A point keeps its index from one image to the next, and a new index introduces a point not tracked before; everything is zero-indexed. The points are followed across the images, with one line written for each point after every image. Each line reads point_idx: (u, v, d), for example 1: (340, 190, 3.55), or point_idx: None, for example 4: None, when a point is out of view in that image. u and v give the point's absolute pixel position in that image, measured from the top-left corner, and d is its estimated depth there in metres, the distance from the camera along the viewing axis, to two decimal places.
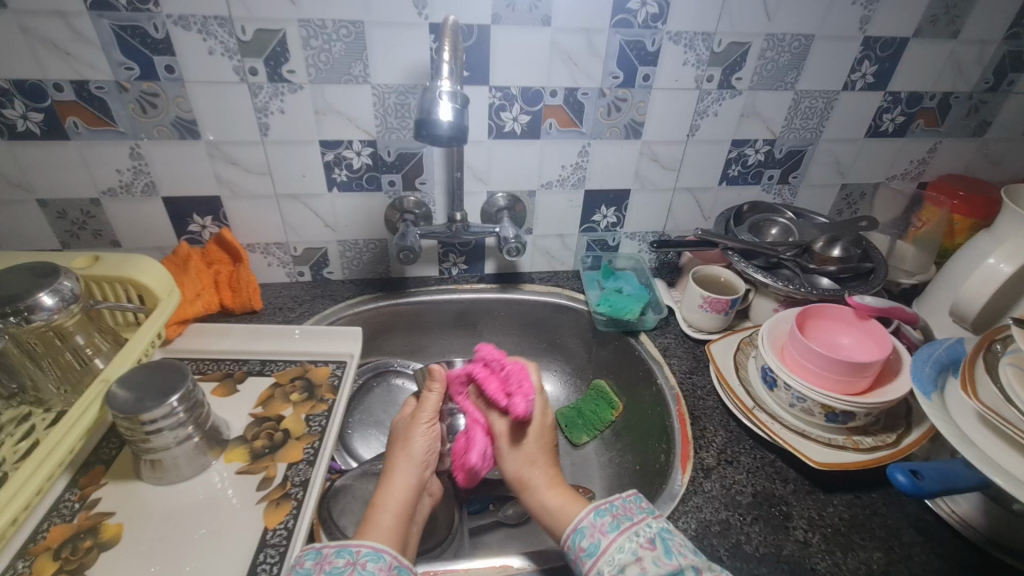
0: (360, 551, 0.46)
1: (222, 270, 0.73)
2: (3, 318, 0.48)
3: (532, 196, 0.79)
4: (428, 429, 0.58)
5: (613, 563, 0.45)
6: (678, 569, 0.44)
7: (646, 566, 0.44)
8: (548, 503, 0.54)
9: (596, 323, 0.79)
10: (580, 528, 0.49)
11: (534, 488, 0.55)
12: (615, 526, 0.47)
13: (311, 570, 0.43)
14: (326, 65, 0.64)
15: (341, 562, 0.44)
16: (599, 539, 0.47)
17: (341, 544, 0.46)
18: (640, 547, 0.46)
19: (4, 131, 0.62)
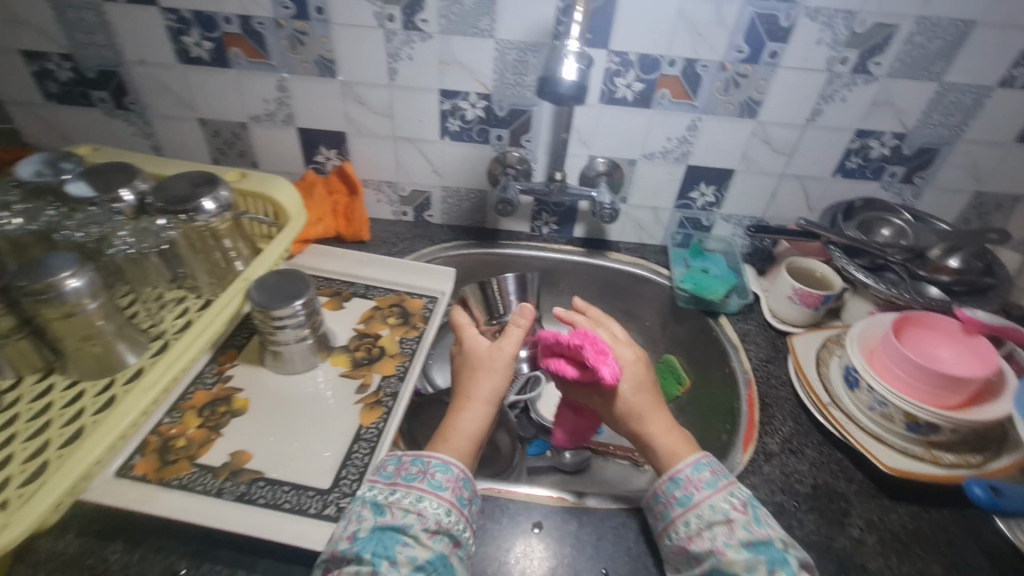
0: (431, 462, 0.50)
1: (340, 200, 0.82)
2: (176, 215, 0.58)
3: (633, 164, 0.79)
4: (505, 356, 0.58)
5: (704, 518, 0.47)
6: (766, 539, 0.46)
7: (735, 529, 0.46)
8: (660, 436, 0.54)
9: (677, 299, 0.80)
10: (675, 479, 0.50)
11: (651, 423, 0.54)
12: (712, 485, 0.49)
13: (392, 474, 0.50)
14: (456, 16, 0.67)
15: (414, 470, 0.49)
16: (693, 492, 0.49)
17: (418, 454, 0.51)
18: (733, 509, 0.48)
19: (181, 55, 0.72)
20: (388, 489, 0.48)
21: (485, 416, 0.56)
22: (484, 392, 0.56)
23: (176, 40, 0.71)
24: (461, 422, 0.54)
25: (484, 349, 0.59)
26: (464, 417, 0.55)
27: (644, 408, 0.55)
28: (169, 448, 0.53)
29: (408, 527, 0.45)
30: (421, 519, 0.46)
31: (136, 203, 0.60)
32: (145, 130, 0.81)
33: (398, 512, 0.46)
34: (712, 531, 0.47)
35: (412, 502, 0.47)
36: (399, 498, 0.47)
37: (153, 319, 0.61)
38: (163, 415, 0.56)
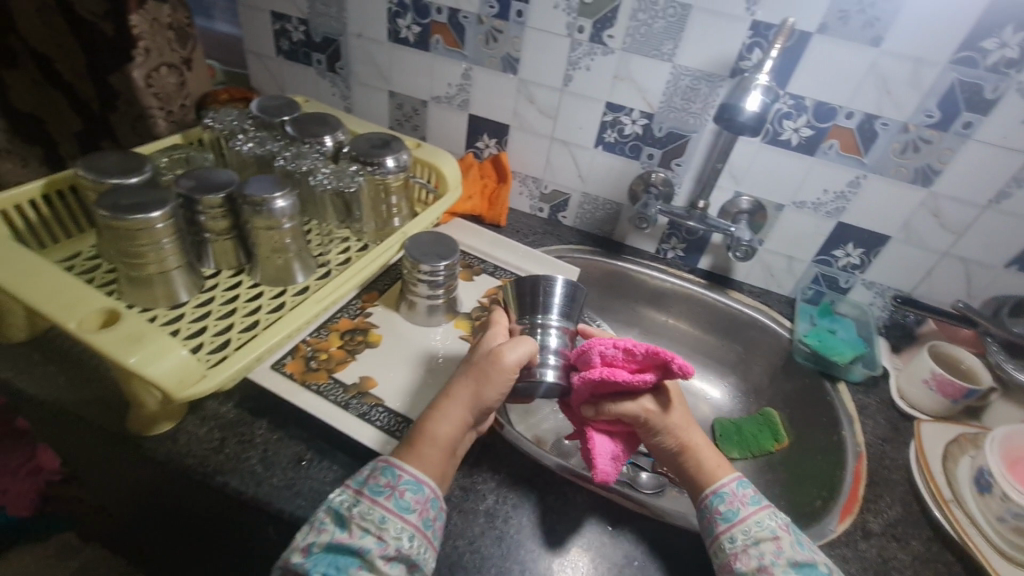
0: (402, 477, 0.45)
1: (488, 184, 0.89)
2: (365, 167, 0.68)
3: (779, 209, 0.78)
4: (508, 367, 0.50)
5: (750, 535, 0.47)
6: (813, 561, 0.45)
7: (783, 547, 0.46)
8: (702, 450, 0.53)
9: (795, 353, 0.77)
10: (718, 492, 0.50)
11: (692, 436, 0.53)
12: (756, 502, 0.49)
13: (363, 480, 0.46)
14: (642, 37, 0.71)
15: (382, 482, 0.45)
16: (739, 507, 0.49)
17: (390, 462, 0.46)
18: (780, 528, 0.47)
19: (392, 35, 0.84)
20: (353, 497, 0.44)
21: (461, 421, 0.50)
22: (464, 395, 0.50)
23: (393, 21, 0.82)
24: (434, 426, 0.49)
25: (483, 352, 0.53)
26: (441, 423, 0.49)
27: (682, 419, 0.53)
28: (314, 358, 0.62)
29: (365, 549, 0.41)
30: (381, 543, 0.42)
31: (334, 150, 0.71)
32: (343, 93, 0.94)
33: (357, 530, 0.42)
34: (759, 549, 0.46)
35: (374, 520, 0.43)
36: (360, 513, 0.43)
37: (323, 249, 0.71)
38: (313, 330, 0.65)
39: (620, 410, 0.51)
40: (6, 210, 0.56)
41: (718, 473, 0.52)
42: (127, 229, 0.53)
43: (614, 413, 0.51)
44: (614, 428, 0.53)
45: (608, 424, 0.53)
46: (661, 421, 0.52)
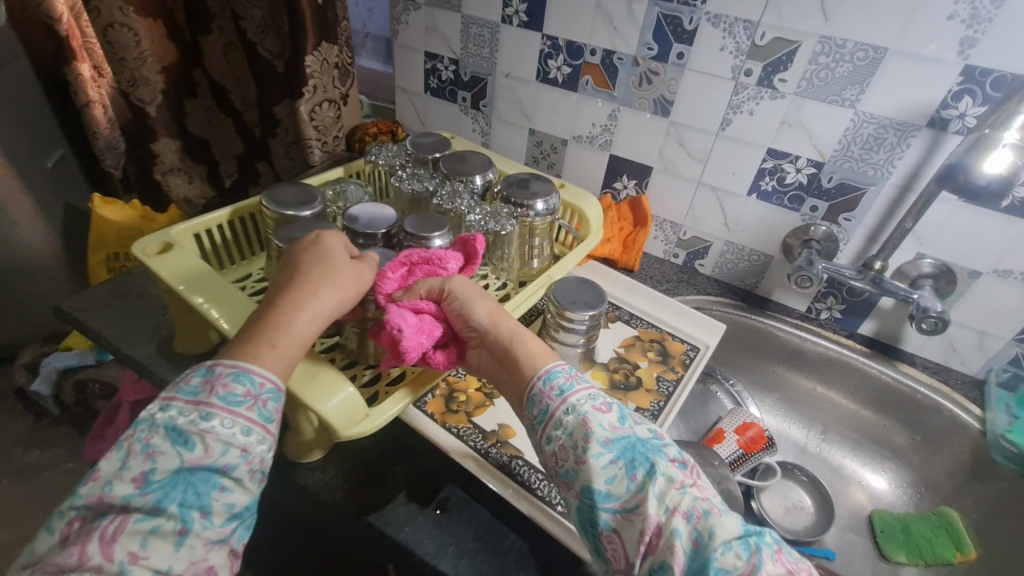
0: (265, 384, 0.40)
1: (625, 228, 0.86)
2: (515, 208, 0.67)
3: (974, 277, 0.67)
4: (363, 270, 0.51)
5: (562, 427, 0.43)
6: (627, 433, 0.42)
7: (594, 428, 0.42)
8: (520, 336, 0.50)
9: (993, 449, 0.66)
10: (531, 397, 0.46)
11: (503, 319, 0.52)
12: (564, 390, 0.45)
13: (200, 390, 0.39)
14: (820, 81, 0.65)
15: (239, 391, 0.39)
16: (548, 403, 0.45)
17: (241, 367, 0.40)
18: (591, 407, 0.43)
19: (541, 75, 0.84)
20: (192, 409, 0.38)
21: (324, 321, 0.46)
22: (330, 295, 0.47)
23: (543, 62, 0.83)
24: (293, 321, 0.44)
25: (334, 253, 0.50)
26: (300, 317, 0.45)
27: (486, 301, 0.53)
28: (454, 399, 0.60)
29: (230, 468, 0.37)
30: (247, 456, 0.38)
31: (482, 188, 0.71)
32: (482, 128, 0.95)
33: (214, 446, 0.37)
34: (573, 440, 0.42)
35: (234, 434, 0.38)
36: (217, 427, 0.37)
37: None
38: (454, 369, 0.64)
39: (426, 283, 0.53)
40: (198, 233, 0.62)
41: (541, 362, 0.48)
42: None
43: (423, 289, 0.53)
44: (422, 305, 0.52)
45: (413, 301, 0.52)
46: (467, 291, 0.53)
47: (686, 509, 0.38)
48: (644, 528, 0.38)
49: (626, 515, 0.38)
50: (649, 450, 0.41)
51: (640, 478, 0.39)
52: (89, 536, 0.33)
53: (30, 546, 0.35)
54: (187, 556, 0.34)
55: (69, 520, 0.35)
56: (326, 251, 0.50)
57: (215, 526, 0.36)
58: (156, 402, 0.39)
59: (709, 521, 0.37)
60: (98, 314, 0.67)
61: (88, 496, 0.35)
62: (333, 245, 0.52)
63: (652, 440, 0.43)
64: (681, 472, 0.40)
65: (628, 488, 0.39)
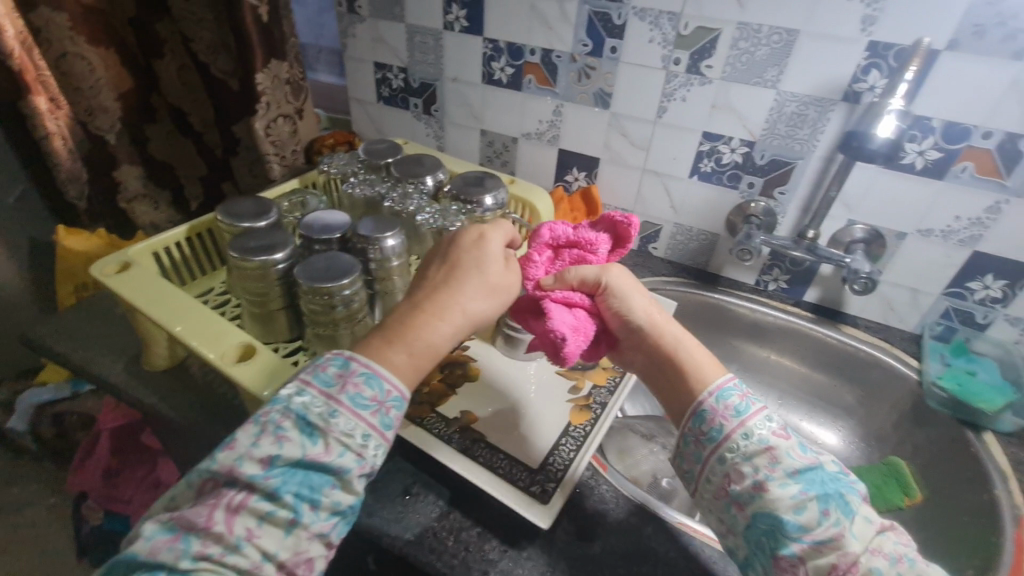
0: (390, 393, 0.42)
1: (578, 218, 0.89)
2: (466, 205, 0.70)
3: (901, 238, 0.72)
4: (512, 272, 0.50)
5: (741, 451, 0.43)
6: (815, 465, 0.42)
7: (779, 459, 0.42)
8: (683, 344, 0.50)
9: (927, 397, 0.70)
10: (699, 411, 0.46)
11: (665, 324, 0.51)
12: (743, 412, 0.44)
13: (336, 384, 0.41)
14: (743, 65, 0.69)
15: (366, 395, 0.41)
16: (723, 423, 0.45)
17: (374, 370, 0.42)
18: (773, 434, 0.43)
19: (486, 77, 0.87)
20: (324, 402, 0.40)
21: (460, 334, 0.47)
22: (472, 312, 0.47)
23: (487, 65, 0.86)
24: (432, 335, 0.45)
25: (486, 256, 0.49)
26: (441, 327, 0.45)
27: (648, 303, 0.52)
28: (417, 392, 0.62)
29: (343, 470, 0.39)
30: (360, 460, 0.39)
31: (433, 189, 0.74)
32: (437, 133, 0.98)
33: (334, 445, 0.39)
34: (752, 465, 0.42)
35: (354, 437, 0.39)
36: (339, 427, 0.39)
37: None
38: None
39: (580, 272, 0.51)
40: (157, 251, 0.63)
41: (708, 374, 0.48)
42: (312, 292, 0.56)
43: (575, 278, 0.52)
44: (574, 298, 0.51)
45: (567, 294, 0.51)
46: (628, 289, 0.51)
47: (887, 551, 0.39)
48: (840, 563, 0.38)
49: (819, 548, 0.39)
50: (839, 486, 0.42)
51: (835, 516, 0.39)
52: (218, 502, 0.37)
53: (172, 491, 0.39)
54: (292, 543, 0.37)
55: (203, 479, 0.38)
56: (479, 255, 0.49)
57: (320, 520, 0.38)
58: (294, 384, 0.41)
59: (911, 566, 0.39)
60: (65, 339, 0.68)
61: (221, 463, 0.38)
62: (489, 246, 0.50)
63: (839, 473, 0.43)
64: (873, 511, 0.41)
65: (821, 522, 0.40)
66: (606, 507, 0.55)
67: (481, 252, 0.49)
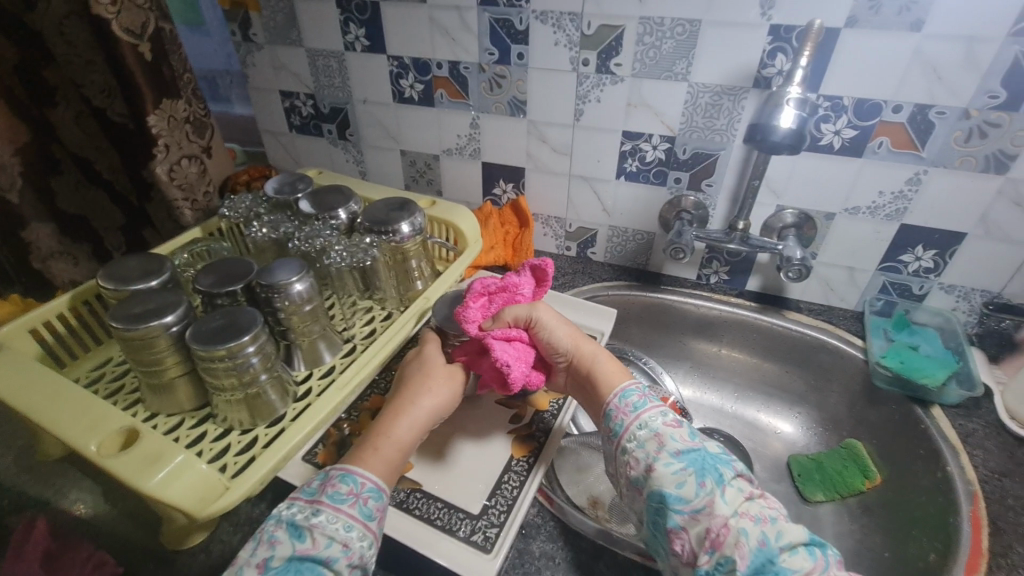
0: (365, 483, 0.44)
1: (511, 231, 0.85)
2: (381, 235, 0.66)
3: (830, 218, 0.71)
4: (456, 369, 0.55)
5: (637, 440, 0.47)
6: (698, 446, 0.45)
7: (665, 442, 0.45)
8: (600, 359, 0.54)
9: (873, 378, 0.68)
10: (609, 411, 0.50)
11: (584, 343, 0.55)
12: (639, 407, 0.49)
13: (316, 490, 0.44)
14: (651, 60, 0.67)
15: (343, 491, 0.43)
16: (622, 418, 0.49)
17: (349, 469, 0.45)
18: (664, 424, 0.47)
19: (397, 95, 0.83)
20: (308, 506, 0.43)
21: (423, 427, 0.51)
22: (422, 411, 0.51)
23: (395, 82, 0.82)
24: (397, 432, 0.49)
25: (428, 363, 0.55)
26: (402, 425, 0.50)
27: (568, 327, 0.56)
28: (347, 445, 0.58)
29: (332, 560, 0.40)
30: (347, 551, 0.41)
31: (348, 221, 0.70)
32: (357, 157, 0.94)
33: (321, 539, 0.41)
34: (645, 451, 0.46)
35: (337, 529, 0.41)
36: (324, 522, 0.41)
37: (347, 322, 0.68)
38: (344, 413, 0.61)
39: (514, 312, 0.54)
40: (34, 328, 0.57)
41: (614, 380, 0.52)
42: (208, 356, 0.51)
43: (511, 317, 0.54)
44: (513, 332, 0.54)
45: (504, 330, 0.53)
46: (552, 319, 0.55)
47: (753, 513, 0.41)
48: (711, 526, 0.41)
49: (696, 516, 0.42)
50: (718, 463, 0.44)
51: (709, 487, 0.42)
52: None
53: None
54: None
55: None
56: (427, 363, 0.55)
57: None
58: (283, 500, 0.44)
59: (774, 525, 0.41)
60: None
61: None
62: (432, 354, 0.56)
63: (721, 454, 0.46)
64: (746, 484, 0.43)
65: (698, 493, 0.42)
66: (553, 548, 0.52)
67: (424, 360, 0.56)
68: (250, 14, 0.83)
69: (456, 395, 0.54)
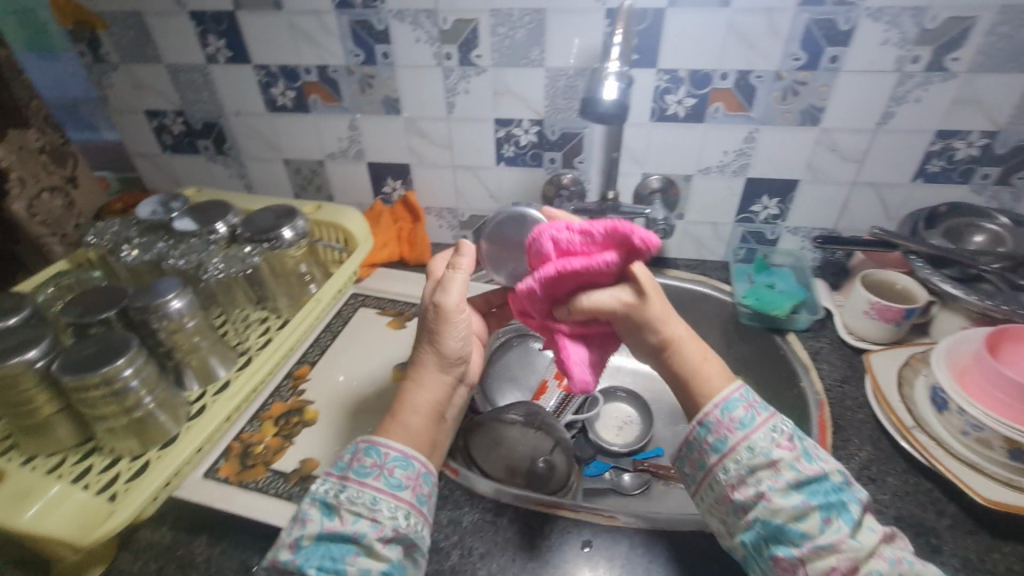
0: (388, 454, 0.44)
1: (404, 227, 0.87)
2: (262, 244, 0.66)
3: (688, 180, 0.78)
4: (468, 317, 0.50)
5: (743, 465, 0.41)
6: (819, 474, 0.40)
7: (783, 470, 0.40)
8: (690, 351, 0.45)
9: (739, 316, 0.76)
10: (704, 422, 0.43)
11: (670, 329, 0.44)
12: (748, 424, 0.42)
13: (347, 465, 0.45)
14: (508, 50, 0.71)
15: (368, 464, 0.44)
16: (726, 436, 0.42)
17: (372, 441, 0.45)
18: (777, 447, 0.41)
19: (270, 104, 0.82)
20: (337, 484, 0.43)
21: (440, 384, 0.49)
22: (434, 368, 0.49)
23: (266, 91, 0.81)
24: (413, 398, 0.48)
25: (434, 316, 0.48)
26: (416, 390, 0.49)
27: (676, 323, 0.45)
28: (248, 455, 0.58)
29: (360, 535, 0.41)
30: (376, 525, 0.41)
31: (228, 234, 0.69)
32: (238, 172, 0.92)
33: (348, 516, 0.42)
34: (756, 478, 0.40)
35: (364, 504, 0.42)
36: (348, 498, 0.42)
37: (240, 337, 0.68)
38: (244, 425, 0.61)
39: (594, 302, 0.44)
40: None
41: (715, 384, 0.44)
42: (80, 385, 0.50)
43: (589, 309, 0.44)
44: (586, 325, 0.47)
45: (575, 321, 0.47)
46: (630, 310, 0.43)
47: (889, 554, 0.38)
48: (839, 565, 0.37)
49: (819, 553, 0.38)
50: (842, 493, 0.40)
51: (837, 525, 0.39)
52: None
53: None
54: None
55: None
56: (435, 313, 0.48)
57: None
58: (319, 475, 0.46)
59: (910, 567, 0.38)
60: None
61: (269, 560, 0.42)
62: (450, 302, 0.48)
63: (844, 482, 0.41)
64: (874, 520, 0.40)
65: (822, 529, 0.39)
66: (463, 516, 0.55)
67: (435, 312, 0.48)
68: (96, 33, 0.79)
69: (469, 337, 0.50)
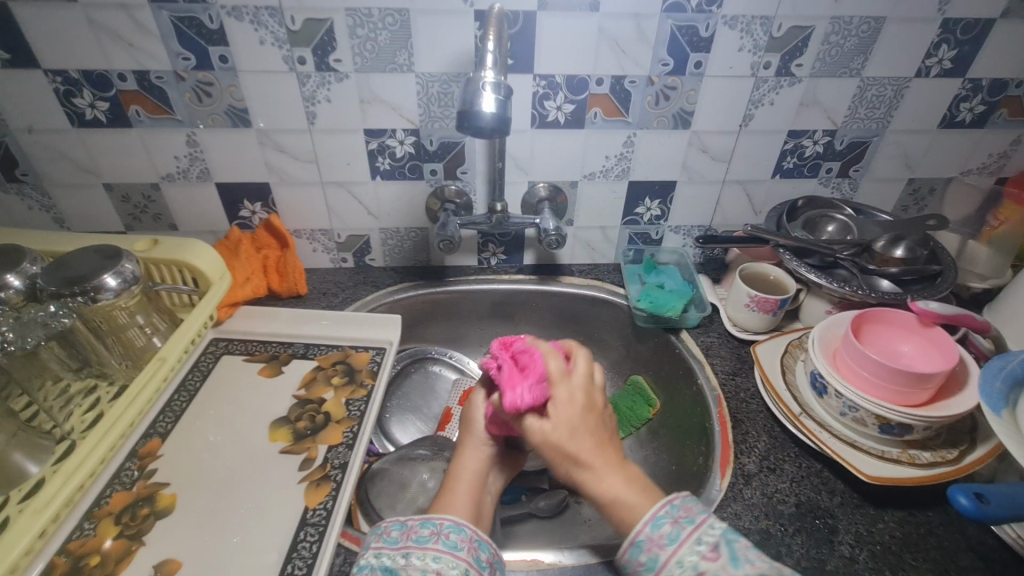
0: (444, 522, 0.47)
1: (270, 255, 0.76)
2: (70, 298, 0.52)
3: (574, 186, 0.77)
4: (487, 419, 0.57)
5: None
6: None
7: None
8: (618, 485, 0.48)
9: (636, 320, 0.77)
10: (637, 542, 0.45)
11: (601, 470, 0.48)
12: (672, 542, 0.44)
13: (399, 538, 0.46)
14: (371, 53, 0.64)
15: (426, 533, 0.46)
16: (657, 553, 0.44)
17: (427, 516, 0.47)
18: (702, 559, 0.42)
19: (74, 119, 0.66)
20: (399, 554, 0.44)
21: (483, 461, 0.55)
22: (476, 455, 0.55)
23: (66, 102, 0.65)
24: (464, 472, 0.54)
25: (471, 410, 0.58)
26: (464, 468, 0.54)
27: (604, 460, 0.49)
28: (80, 570, 0.45)
29: None
30: None
31: (26, 288, 0.54)
32: (41, 202, 0.73)
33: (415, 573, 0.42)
34: None
35: (426, 562, 0.43)
36: (413, 558, 0.44)
37: (55, 418, 0.53)
38: (72, 529, 0.48)
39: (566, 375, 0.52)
40: None
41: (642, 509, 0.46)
42: None
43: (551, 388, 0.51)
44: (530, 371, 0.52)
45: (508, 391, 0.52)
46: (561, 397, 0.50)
47: None
48: None
49: None
50: None
51: None
52: None
53: None
54: None
55: None
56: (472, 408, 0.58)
57: None
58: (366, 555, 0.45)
59: None
60: None
61: None
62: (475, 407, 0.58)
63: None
64: None
65: None
66: None
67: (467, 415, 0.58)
68: None
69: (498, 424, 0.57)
